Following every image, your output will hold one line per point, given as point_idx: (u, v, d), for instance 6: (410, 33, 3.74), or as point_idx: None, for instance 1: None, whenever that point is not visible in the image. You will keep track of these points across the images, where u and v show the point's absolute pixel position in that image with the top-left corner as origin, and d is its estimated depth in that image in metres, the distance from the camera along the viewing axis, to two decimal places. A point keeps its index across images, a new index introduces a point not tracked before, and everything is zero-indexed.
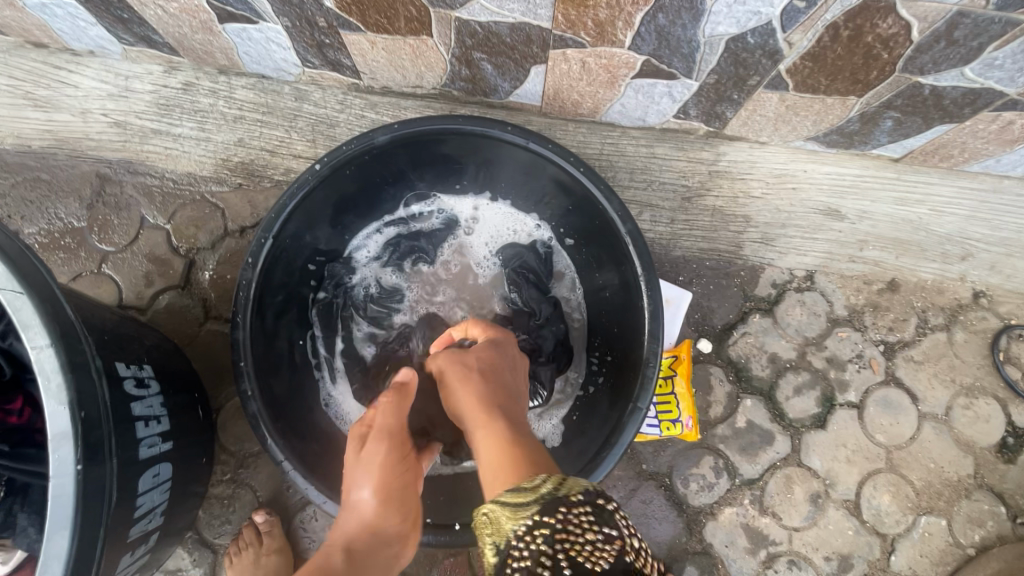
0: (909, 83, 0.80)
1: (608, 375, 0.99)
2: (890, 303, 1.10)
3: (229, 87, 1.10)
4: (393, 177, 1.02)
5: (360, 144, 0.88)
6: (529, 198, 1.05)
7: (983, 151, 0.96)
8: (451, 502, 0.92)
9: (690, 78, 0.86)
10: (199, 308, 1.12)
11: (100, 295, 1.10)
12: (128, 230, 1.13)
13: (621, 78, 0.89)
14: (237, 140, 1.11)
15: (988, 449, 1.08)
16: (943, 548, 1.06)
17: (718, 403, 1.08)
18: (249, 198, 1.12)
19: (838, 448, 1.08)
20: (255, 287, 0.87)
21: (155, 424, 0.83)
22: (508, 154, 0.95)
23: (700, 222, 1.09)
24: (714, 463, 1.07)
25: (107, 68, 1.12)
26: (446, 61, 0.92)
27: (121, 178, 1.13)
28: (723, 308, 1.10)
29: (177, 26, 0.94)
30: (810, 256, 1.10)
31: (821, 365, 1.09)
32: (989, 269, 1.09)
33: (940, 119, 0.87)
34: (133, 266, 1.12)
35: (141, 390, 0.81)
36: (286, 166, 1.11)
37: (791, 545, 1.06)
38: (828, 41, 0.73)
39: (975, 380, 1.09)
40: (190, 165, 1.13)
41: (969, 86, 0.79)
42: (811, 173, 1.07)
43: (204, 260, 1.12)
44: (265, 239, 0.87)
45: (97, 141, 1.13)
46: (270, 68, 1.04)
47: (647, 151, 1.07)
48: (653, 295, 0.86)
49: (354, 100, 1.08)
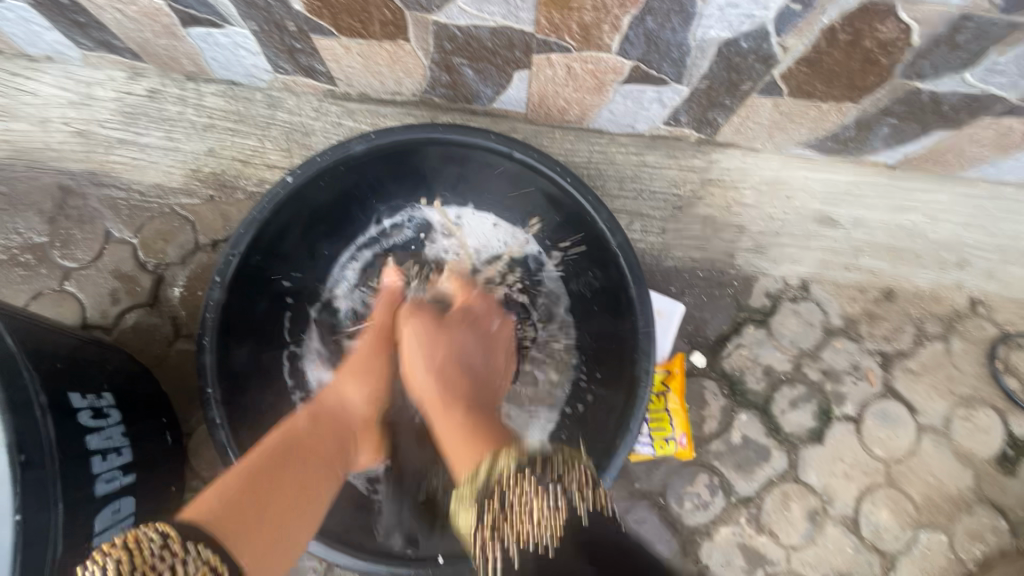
0: (907, 88, 0.77)
1: (598, 392, 0.95)
2: (887, 312, 1.07)
3: (198, 94, 1.05)
4: (370, 189, 0.97)
5: (334, 155, 0.84)
6: (513, 208, 1.01)
7: (981, 157, 0.93)
8: None
9: (680, 84, 0.82)
10: (168, 327, 1.06)
11: (62, 315, 1.04)
12: (92, 245, 1.07)
13: (609, 84, 0.85)
14: (207, 150, 1.06)
15: (987, 461, 1.05)
16: (944, 565, 1.03)
17: (712, 418, 1.05)
18: (221, 211, 1.07)
19: (836, 462, 1.05)
20: (222, 307, 0.83)
21: (115, 456, 0.79)
22: (491, 163, 0.90)
23: (691, 232, 1.05)
24: (709, 481, 1.03)
25: (67, 74, 1.06)
26: (425, 67, 0.88)
27: (85, 190, 1.07)
28: (716, 320, 1.06)
29: (138, 30, 0.88)
30: (805, 265, 1.07)
31: (818, 377, 1.06)
32: (986, 277, 1.07)
33: (938, 125, 0.85)
34: (98, 283, 1.06)
35: (99, 421, 0.78)
36: (260, 176, 1.05)
37: (789, 564, 1.03)
38: (825, 46, 0.69)
39: (973, 391, 1.06)
40: (157, 176, 1.07)
41: (969, 92, 0.76)
42: (805, 180, 1.04)
43: (174, 276, 1.07)
44: (233, 256, 0.83)
45: (58, 151, 1.07)
46: (240, 73, 0.99)
47: (637, 159, 1.03)
48: (645, 311, 0.82)
49: (330, 107, 1.03)
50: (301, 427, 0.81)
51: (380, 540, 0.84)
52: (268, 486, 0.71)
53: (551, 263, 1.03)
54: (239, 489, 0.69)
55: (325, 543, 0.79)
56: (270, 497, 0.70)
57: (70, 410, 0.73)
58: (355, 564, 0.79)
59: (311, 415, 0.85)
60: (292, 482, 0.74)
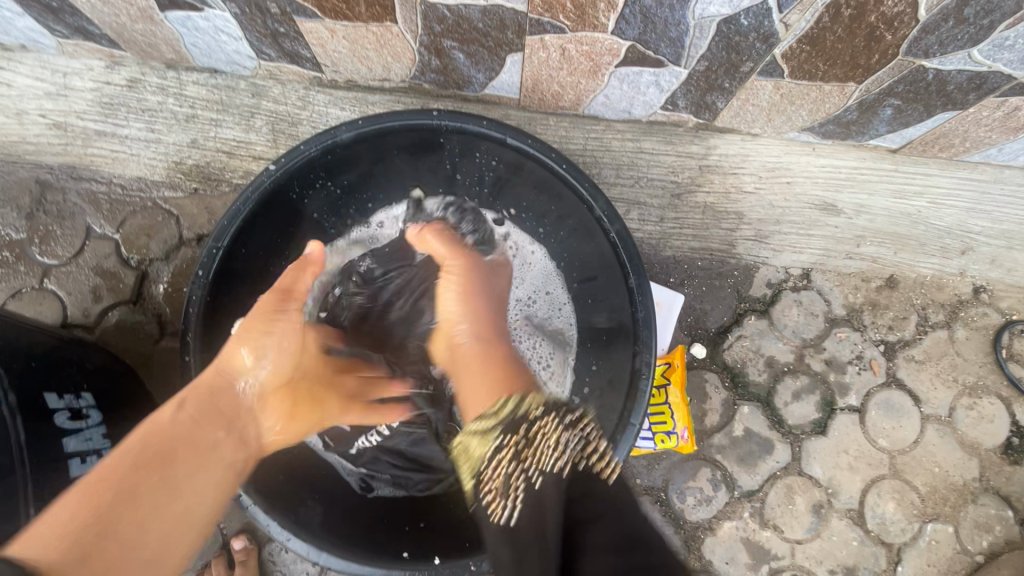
0: (913, 67, 0.74)
1: (595, 385, 0.92)
2: (890, 301, 1.05)
3: (178, 82, 1.01)
4: (359, 179, 0.94)
5: (322, 142, 0.81)
6: (507, 198, 0.98)
7: (986, 139, 0.91)
8: (432, 530, 0.87)
9: (678, 65, 0.79)
10: (152, 325, 1.03)
11: (42, 314, 1.01)
12: (72, 241, 1.03)
13: (605, 67, 0.82)
14: (190, 141, 1.02)
15: (993, 450, 1.03)
16: (951, 557, 1.01)
17: (714, 411, 1.02)
18: (206, 204, 1.03)
19: (840, 454, 1.02)
20: (206, 302, 0.80)
21: (93, 459, 0.78)
22: (484, 150, 0.87)
23: (690, 220, 1.03)
24: (711, 475, 1.01)
25: (42, 64, 1.02)
26: (415, 51, 0.85)
27: (64, 185, 1.04)
28: (717, 311, 1.04)
29: (113, 15, 0.85)
30: (806, 254, 1.05)
31: (821, 368, 1.04)
32: (990, 264, 1.05)
33: (943, 106, 0.82)
34: (79, 280, 1.03)
35: (77, 422, 0.76)
36: (245, 169, 1.02)
37: (793, 559, 1.01)
38: (828, 21, 0.67)
39: (978, 379, 1.05)
40: (140, 169, 1.04)
41: (977, 70, 0.73)
42: (807, 167, 1.01)
43: (158, 273, 1.04)
44: (217, 248, 0.80)
45: (35, 145, 1.03)
46: (222, 60, 0.95)
47: (634, 146, 1.00)
48: (644, 301, 0.80)
49: (317, 96, 0.99)
50: (171, 422, 0.66)
51: (370, 539, 0.82)
52: (125, 501, 0.57)
53: (549, 260, 1.01)
54: (81, 510, 0.55)
55: (316, 545, 0.76)
56: (122, 526, 0.56)
57: (45, 412, 0.71)
58: (345, 568, 0.76)
59: (184, 396, 0.70)
60: (153, 509, 0.59)
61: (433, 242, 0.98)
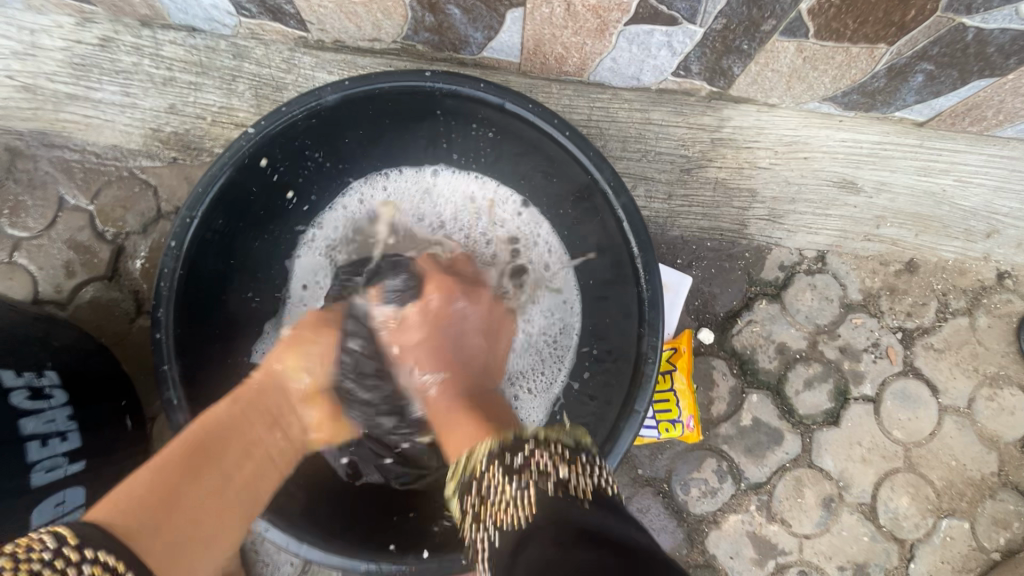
0: (951, 25, 0.68)
1: (596, 370, 0.87)
2: (909, 286, 1.00)
3: (154, 42, 0.94)
4: (347, 148, 0.88)
5: (304, 105, 0.75)
6: (507, 170, 0.92)
7: (1022, 111, 0.84)
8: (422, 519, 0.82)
9: (693, 23, 0.73)
10: (129, 302, 0.97)
11: (12, 289, 0.95)
12: (44, 213, 0.97)
13: (613, 25, 0.76)
14: (168, 107, 0.96)
15: (1014, 444, 0.98)
16: (966, 554, 0.97)
17: (721, 399, 0.97)
18: (186, 175, 0.97)
19: (853, 446, 0.97)
20: (180, 276, 0.74)
21: (59, 442, 0.73)
22: (481, 117, 0.81)
23: (700, 197, 0.97)
24: (717, 466, 0.96)
25: (8, 20, 0.95)
26: (407, 6, 0.78)
27: (35, 152, 0.97)
28: (726, 294, 0.98)
29: None
30: (821, 235, 0.99)
31: (834, 355, 0.99)
32: (1016, 247, 0.99)
33: (979, 73, 0.76)
34: (51, 254, 0.97)
35: (37, 403, 0.71)
36: (227, 137, 0.96)
37: (801, 554, 0.96)
38: None
39: (999, 369, 0.99)
40: (115, 136, 0.97)
41: (1022, 28, 0.67)
42: (827, 141, 0.95)
43: (135, 247, 0.98)
44: (191, 218, 0.74)
45: (3, 109, 0.97)
46: (199, 17, 0.88)
47: (642, 117, 0.93)
48: (651, 280, 0.74)
49: (304, 58, 0.92)
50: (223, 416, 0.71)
51: (357, 530, 0.77)
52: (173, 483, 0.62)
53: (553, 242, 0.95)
54: (144, 497, 0.58)
55: (295, 536, 0.71)
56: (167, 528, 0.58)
57: None
58: (327, 559, 0.71)
59: (233, 399, 0.74)
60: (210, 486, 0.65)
61: (433, 272, 0.88)
